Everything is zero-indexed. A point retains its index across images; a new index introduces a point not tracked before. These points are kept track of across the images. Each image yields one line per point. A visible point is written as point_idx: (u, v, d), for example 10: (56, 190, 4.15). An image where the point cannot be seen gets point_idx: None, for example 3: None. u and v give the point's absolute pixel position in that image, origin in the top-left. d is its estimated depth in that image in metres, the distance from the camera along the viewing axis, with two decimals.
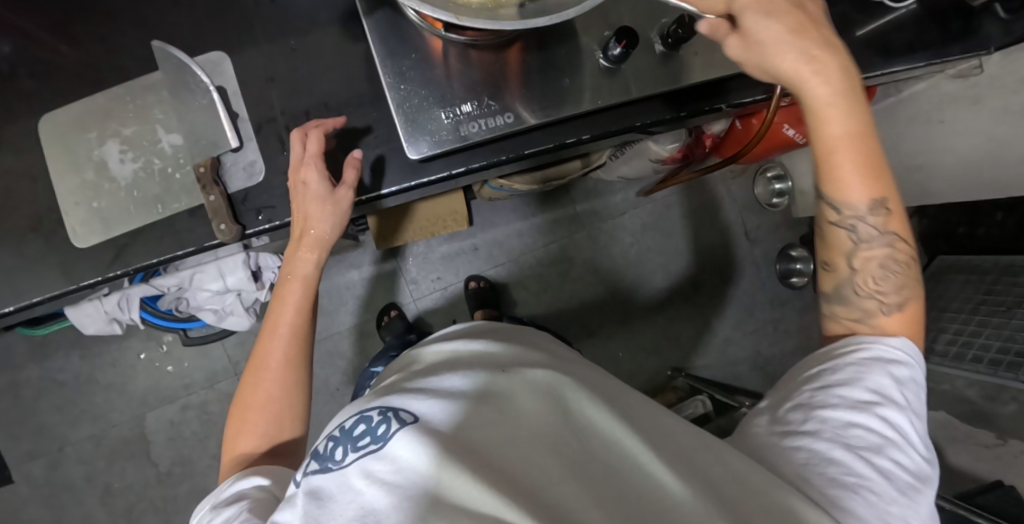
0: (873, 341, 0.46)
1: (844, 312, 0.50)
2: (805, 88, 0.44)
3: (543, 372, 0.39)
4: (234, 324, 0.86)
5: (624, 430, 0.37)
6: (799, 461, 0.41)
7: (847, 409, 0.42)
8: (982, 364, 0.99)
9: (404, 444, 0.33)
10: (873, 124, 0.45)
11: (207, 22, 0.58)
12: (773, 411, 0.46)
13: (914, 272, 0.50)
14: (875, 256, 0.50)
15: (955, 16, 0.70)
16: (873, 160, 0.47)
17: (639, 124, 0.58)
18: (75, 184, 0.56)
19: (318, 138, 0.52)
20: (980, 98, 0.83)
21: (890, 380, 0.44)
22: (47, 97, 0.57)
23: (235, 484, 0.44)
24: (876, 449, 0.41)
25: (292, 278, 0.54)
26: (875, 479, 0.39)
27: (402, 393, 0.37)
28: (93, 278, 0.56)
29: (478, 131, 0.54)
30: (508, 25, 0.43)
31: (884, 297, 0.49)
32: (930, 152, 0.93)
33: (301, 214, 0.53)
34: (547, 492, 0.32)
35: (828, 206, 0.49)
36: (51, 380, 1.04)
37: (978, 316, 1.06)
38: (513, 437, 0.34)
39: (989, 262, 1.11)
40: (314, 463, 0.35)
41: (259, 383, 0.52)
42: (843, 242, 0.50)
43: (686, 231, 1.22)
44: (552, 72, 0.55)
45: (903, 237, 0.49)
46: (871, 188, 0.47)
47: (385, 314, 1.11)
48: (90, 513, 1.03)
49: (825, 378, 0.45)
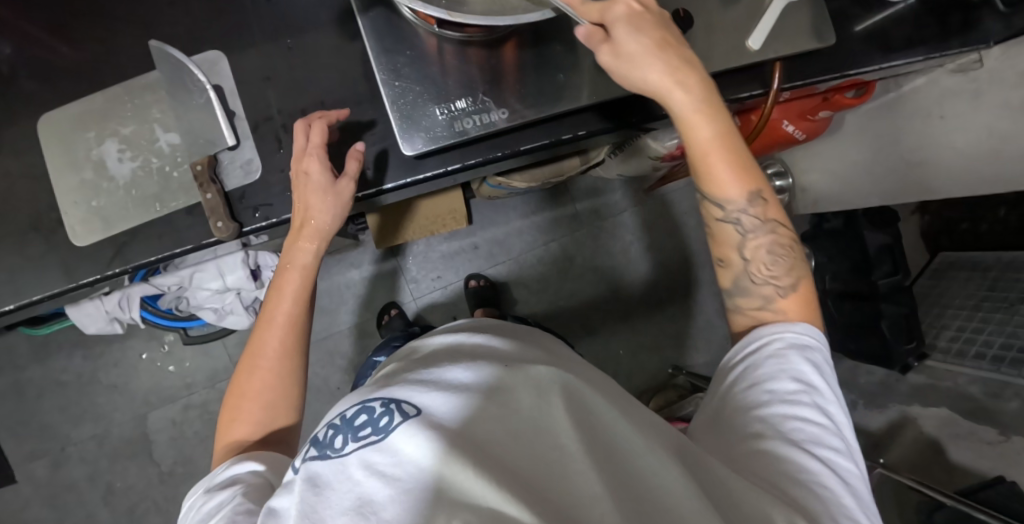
0: (781, 331, 0.47)
1: (745, 304, 0.51)
2: (672, 100, 0.45)
3: (550, 368, 0.39)
4: (233, 323, 0.86)
5: (628, 427, 0.37)
6: (757, 460, 0.41)
7: (778, 404, 0.43)
8: (984, 361, 0.98)
9: (407, 438, 0.33)
10: (735, 125, 0.47)
11: (205, 22, 0.58)
12: (723, 414, 0.46)
13: (797, 251, 0.51)
14: (762, 243, 0.50)
15: (954, 9, 0.70)
16: (741, 157, 0.48)
17: (635, 120, 0.58)
18: (75, 183, 0.56)
19: (322, 130, 0.52)
20: (981, 92, 0.83)
21: (811, 366, 0.45)
22: (47, 97, 0.57)
23: (230, 468, 0.45)
24: (815, 440, 0.41)
25: (290, 268, 0.54)
26: (822, 472, 0.40)
27: (403, 384, 0.37)
28: (92, 276, 0.56)
29: (473, 127, 0.54)
30: (501, 21, 0.45)
31: (778, 282, 0.50)
32: (932, 147, 0.93)
33: (302, 204, 0.53)
34: (550, 489, 0.32)
35: (712, 204, 0.50)
36: (53, 380, 1.04)
37: (981, 312, 1.06)
38: (515, 433, 0.34)
39: (992, 259, 1.12)
40: (314, 450, 0.35)
41: (254, 372, 0.52)
42: (731, 236, 0.51)
43: (687, 229, 1.22)
44: (548, 68, 0.55)
45: (782, 221, 0.51)
46: (744, 182, 0.49)
47: (385, 313, 1.11)
48: (92, 513, 1.03)
49: (753, 374, 0.46)
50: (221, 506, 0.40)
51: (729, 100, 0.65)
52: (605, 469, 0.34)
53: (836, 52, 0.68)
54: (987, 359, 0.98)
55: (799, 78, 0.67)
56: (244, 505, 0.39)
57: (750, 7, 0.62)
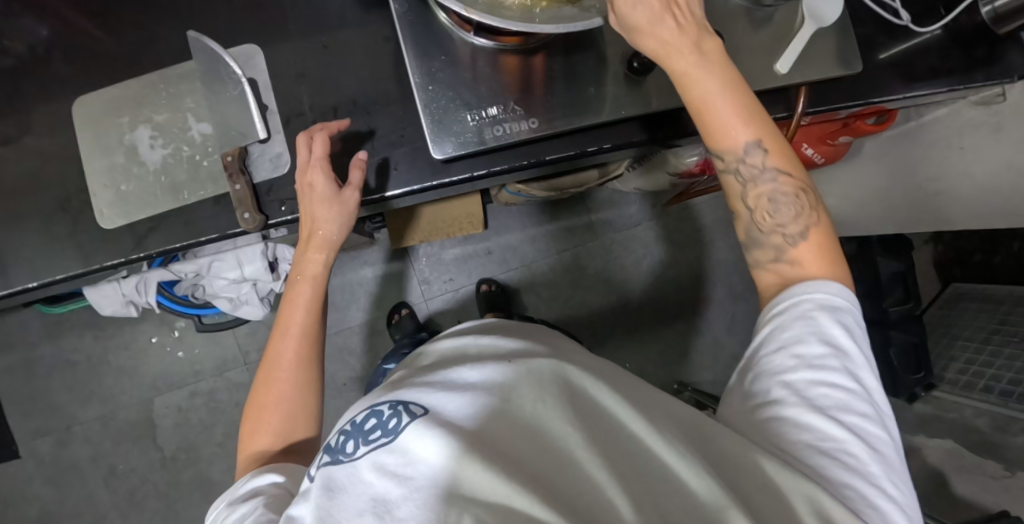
0: (812, 291, 0.44)
1: (762, 255, 0.49)
2: (671, 63, 0.45)
3: (547, 359, 0.38)
4: (248, 313, 0.87)
5: (640, 429, 0.35)
6: (777, 430, 0.41)
7: (804, 369, 0.42)
8: (993, 394, 0.98)
9: (416, 436, 0.33)
10: (738, 75, 0.46)
11: (242, 16, 0.59)
12: (742, 386, 0.46)
13: (810, 197, 0.48)
14: (765, 192, 0.48)
15: (979, 42, 0.70)
16: (747, 106, 0.47)
17: (661, 135, 0.59)
18: (105, 166, 0.57)
19: (323, 140, 0.53)
20: (1001, 125, 0.84)
21: (842, 329, 0.43)
22: (83, 80, 0.58)
23: (250, 481, 0.45)
24: (841, 406, 0.41)
25: (300, 278, 0.55)
26: (849, 439, 0.39)
27: (412, 387, 0.37)
28: (116, 260, 0.57)
29: (503, 135, 0.55)
30: (545, 29, 0.45)
31: (786, 230, 0.48)
32: (951, 177, 0.93)
33: (308, 215, 0.54)
34: (561, 483, 0.32)
35: (713, 155, 0.49)
36: (64, 358, 1.05)
37: (990, 346, 1.06)
38: (518, 424, 0.34)
39: (1003, 292, 1.12)
40: (326, 456, 0.36)
41: (271, 382, 0.53)
42: (734, 188, 0.49)
43: (701, 246, 1.22)
44: (578, 80, 0.56)
45: (789, 167, 0.48)
46: (746, 130, 0.46)
47: (395, 312, 1.11)
48: (93, 494, 1.04)
49: (778, 337, 0.44)
50: (243, 518, 0.40)
51: None
52: (611, 457, 0.33)
53: (862, 78, 0.68)
54: (995, 393, 0.98)
55: (823, 104, 0.67)
56: (267, 515, 0.39)
57: (778, 31, 0.63)
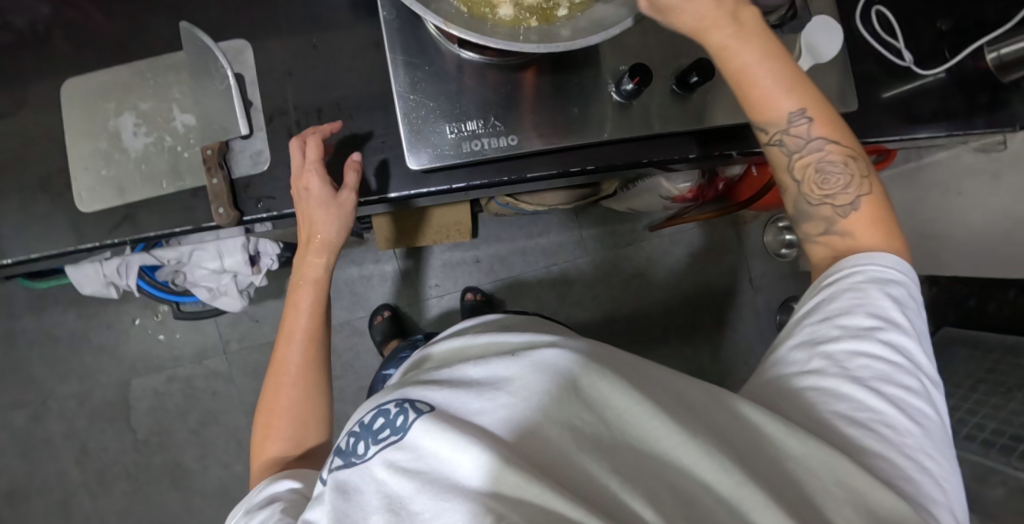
0: (865, 262, 0.44)
1: (810, 227, 0.49)
2: (711, 34, 0.44)
3: (556, 347, 0.33)
4: (226, 304, 0.86)
5: (663, 437, 0.31)
6: (808, 400, 0.39)
7: (848, 339, 0.41)
8: (974, 442, 0.95)
9: (426, 433, 0.30)
10: (779, 43, 0.45)
11: (235, 10, 0.59)
12: (772, 358, 0.44)
13: (860, 164, 0.47)
14: (812, 162, 0.47)
15: (983, 88, 0.69)
16: (790, 76, 0.46)
17: (646, 161, 0.60)
18: (88, 149, 0.57)
19: (317, 145, 0.53)
20: (1000, 173, 0.83)
21: (891, 302, 0.42)
22: (74, 62, 0.58)
23: (267, 487, 0.44)
24: (884, 377, 0.39)
25: (302, 283, 0.57)
26: (890, 411, 0.38)
27: (420, 384, 0.35)
28: (93, 243, 0.57)
29: (481, 150, 0.55)
30: (543, 48, 0.43)
31: (835, 200, 0.47)
32: (951, 222, 0.94)
33: (307, 220, 0.54)
34: (584, 487, 0.29)
35: (758, 130, 0.49)
36: (45, 333, 1.05)
37: (976, 394, 1.02)
38: (528, 424, 0.30)
39: (995, 339, 1.06)
40: (338, 459, 0.34)
41: (280, 387, 0.53)
42: (779, 159, 0.49)
43: (691, 271, 1.21)
44: (564, 99, 0.56)
45: (838, 133, 0.47)
46: (789, 99, 0.46)
47: (377, 314, 1.11)
48: (63, 471, 1.04)
49: (824, 308, 0.43)
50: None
51: (742, 153, 0.61)
52: (636, 463, 0.30)
53: (858, 116, 0.68)
54: (977, 441, 0.95)
55: None
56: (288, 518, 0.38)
57: None
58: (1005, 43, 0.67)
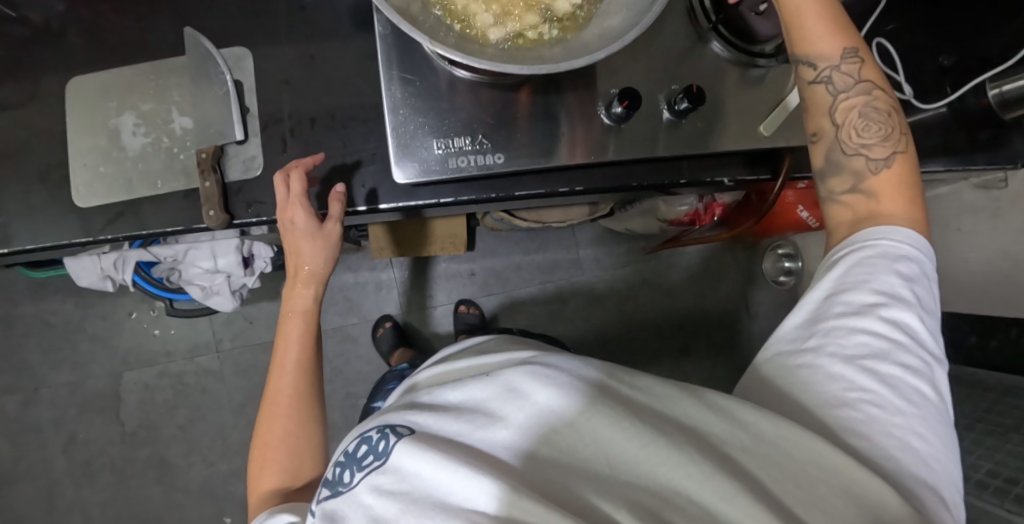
0: (877, 239, 0.44)
1: (838, 176, 0.49)
2: None
3: (525, 366, 0.35)
4: (217, 303, 0.86)
5: (630, 442, 0.32)
6: (806, 379, 0.40)
7: (852, 316, 0.41)
8: (968, 483, 0.84)
9: (406, 454, 0.32)
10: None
11: (238, 18, 0.60)
12: (773, 336, 0.45)
13: (898, 120, 0.49)
14: (855, 104, 0.49)
15: (983, 126, 0.69)
16: (837, 18, 0.49)
17: (634, 184, 0.61)
18: (87, 146, 0.58)
19: (301, 178, 0.53)
20: (1000, 211, 0.86)
21: (901, 279, 0.42)
22: (80, 60, 0.60)
23: (264, 522, 0.44)
24: (880, 355, 0.39)
25: (291, 315, 0.57)
26: (881, 392, 0.38)
27: (402, 409, 0.36)
28: (85, 238, 0.58)
29: (467, 166, 0.55)
30: (535, 70, 0.43)
31: (870, 150, 0.48)
32: (949, 258, 0.97)
33: (293, 251, 0.56)
34: (568, 496, 0.30)
35: (804, 65, 0.50)
36: (42, 320, 1.07)
37: (972, 434, 0.91)
38: (519, 446, 0.32)
39: (994, 379, 0.93)
40: (325, 489, 0.35)
41: (271, 420, 0.54)
42: (823, 99, 0.50)
43: (684, 294, 1.21)
44: (554, 121, 0.57)
45: (881, 86, 0.49)
46: (840, 38, 0.48)
47: (379, 326, 1.12)
48: (49, 458, 1.05)
49: (833, 286, 0.44)
50: None
51: (734, 180, 0.62)
52: (612, 476, 0.31)
53: None
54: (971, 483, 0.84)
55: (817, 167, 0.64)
56: None
57: None
58: (1007, 80, 0.67)
